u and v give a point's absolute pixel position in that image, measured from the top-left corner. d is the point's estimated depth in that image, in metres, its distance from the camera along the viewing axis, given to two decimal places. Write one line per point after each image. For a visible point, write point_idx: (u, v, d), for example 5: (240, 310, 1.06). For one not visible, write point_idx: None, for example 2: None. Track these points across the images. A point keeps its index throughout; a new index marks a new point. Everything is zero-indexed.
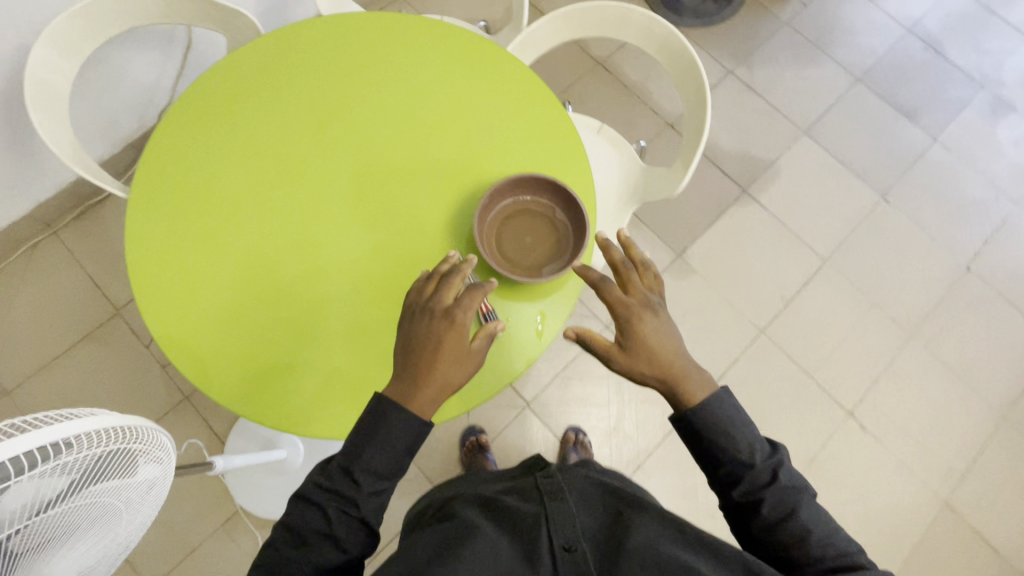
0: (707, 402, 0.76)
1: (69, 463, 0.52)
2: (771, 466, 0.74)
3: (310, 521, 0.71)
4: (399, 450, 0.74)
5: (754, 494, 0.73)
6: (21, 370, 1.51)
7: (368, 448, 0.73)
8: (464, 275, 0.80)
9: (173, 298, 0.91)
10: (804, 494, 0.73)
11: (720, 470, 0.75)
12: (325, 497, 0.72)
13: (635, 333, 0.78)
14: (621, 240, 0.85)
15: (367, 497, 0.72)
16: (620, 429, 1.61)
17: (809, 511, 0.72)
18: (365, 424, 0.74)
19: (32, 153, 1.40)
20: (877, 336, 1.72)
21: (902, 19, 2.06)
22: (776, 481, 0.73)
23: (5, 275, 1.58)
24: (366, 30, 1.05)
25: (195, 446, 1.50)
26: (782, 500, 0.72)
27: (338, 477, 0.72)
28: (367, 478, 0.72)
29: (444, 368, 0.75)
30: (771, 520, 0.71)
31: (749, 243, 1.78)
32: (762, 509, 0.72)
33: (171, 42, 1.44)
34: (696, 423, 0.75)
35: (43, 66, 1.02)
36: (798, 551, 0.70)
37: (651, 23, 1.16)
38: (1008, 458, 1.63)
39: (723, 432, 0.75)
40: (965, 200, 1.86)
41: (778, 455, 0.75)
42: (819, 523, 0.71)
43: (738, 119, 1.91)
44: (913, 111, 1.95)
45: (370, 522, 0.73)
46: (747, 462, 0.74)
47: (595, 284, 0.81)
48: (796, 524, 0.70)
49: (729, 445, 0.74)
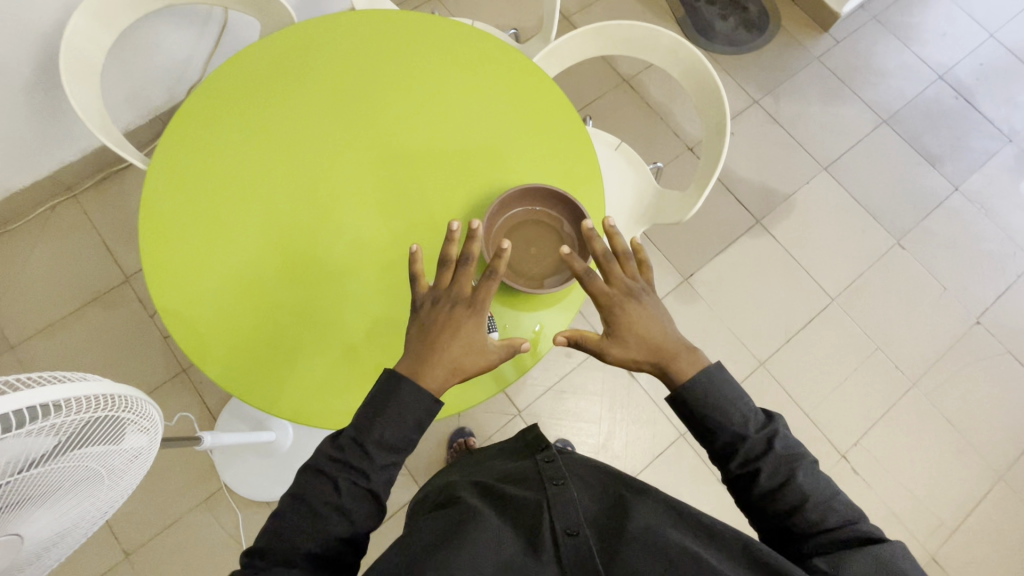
0: (698, 378, 0.75)
1: (56, 426, 0.53)
2: (766, 435, 0.73)
3: (320, 492, 0.70)
4: (412, 425, 0.73)
5: (751, 464, 0.72)
6: (26, 327, 1.54)
7: (381, 422, 0.71)
8: (475, 257, 0.80)
9: (185, 273, 0.93)
10: (801, 461, 0.72)
11: (716, 445, 0.75)
12: (336, 468, 0.70)
13: (620, 323, 0.79)
14: (606, 228, 0.84)
15: (378, 469, 0.71)
16: (609, 447, 1.60)
17: (806, 475, 0.71)
18: (378, 398, 0.73)
19: (60, 116, 1.44)
20: (879, 380, 1.70)
21: (934, 65, 2.04)
22: (772, 450, 0.72)
23: (21, 232, 1.61)
24: (395, 26, 1.06)
25: (186, 419, 1.52)
26: (778, 467, 0.72)
27: (350, 448, 0.71)
28: (378, 451, 0.71)
29: (458, 351, 0.76)
30: (770, 488, 0.71)
31: (757, 273, 1.77)
32: (760, 479, 0.71)
33: (206, 22, 1.47)
34: (688, 399, 0.75)
35: (79, 35, 1.05)
36: (798, 517, 0.69)
37: (678, 47, 1.16)
38: (1001, 517, 1.60)
39: (717, 407, 0.74)
40: (981, 252, 1.84)
41: (774, 424, 0.75)
42: (817, 487, 0.71)
43: (758, 149, 1.90)
44: (936, 158, 1.94)
45: (379, 495, 0.72)
46: (742, 433, 0.73)
47: (580, 276, 0.82)
48: (794, 491, 0.70)
49: (723, 420, 0.74)
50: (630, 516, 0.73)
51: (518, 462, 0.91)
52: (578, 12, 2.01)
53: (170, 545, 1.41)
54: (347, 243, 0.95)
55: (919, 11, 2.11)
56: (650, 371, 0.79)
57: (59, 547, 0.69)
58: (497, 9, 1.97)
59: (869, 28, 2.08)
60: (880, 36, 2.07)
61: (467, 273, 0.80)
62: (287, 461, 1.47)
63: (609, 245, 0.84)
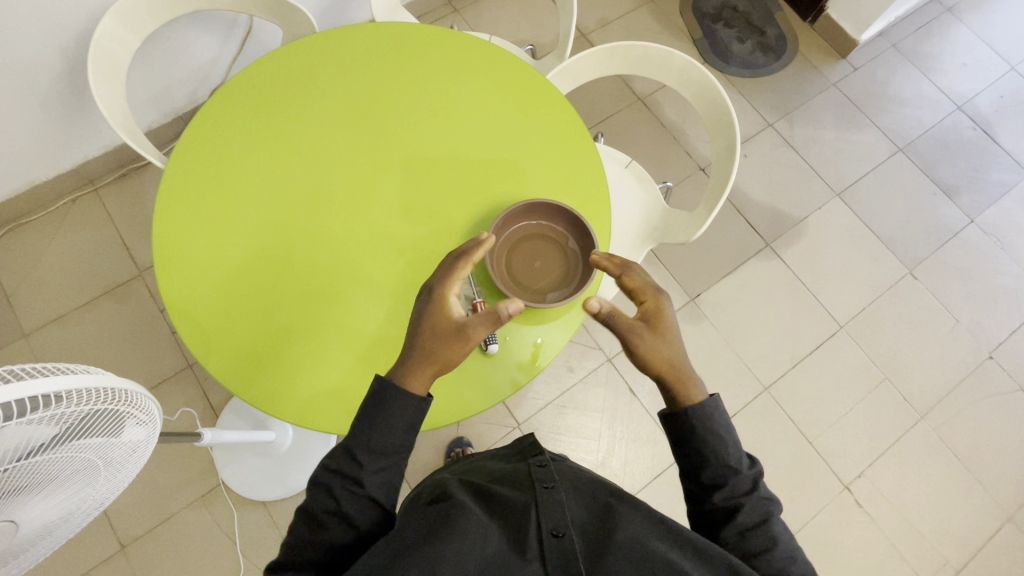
0: (698, 406, 0.76)
1: (60, 414, 0.54)
2: (753, 476, 0.75)
3: (320, 501, 0.71)
4: (406, 429, 0.73)
5: (733, 500, 0.73)
6: (41, 316, 1.57)
7: (369, 429, 0.72)
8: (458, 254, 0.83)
9: (191, 266, 0.95)
10: (776, 507, 0.74)
11: (702, 475, 0.75)
12: (332, 477, 0.72)
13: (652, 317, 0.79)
14: None
15: (371, 474, 0.71)
16: (607, 465, 1.59)
17: (778, 523, 0.73)
18: (366, 407, 0.73)
19: (87, 112, 1.48)
20: (886, 412, 1.67)
21: (953, 95, 2.03)
22: (755, 491, 0.74)
23: (42, 221, 1.65)
24: (411, 41, 1.08)
25: (189, 414, 1.54)
26: (757, 508, 0.73)
27: (344, 458, 0.72)
28: (368, 456, 0.71)
29: (428, 339, 0.76)
30: (745, 526, 0.72)
31: (764, 297, 1.76)
32: (739, 515, 0.72)
33: (232, 27, 1.51)
34: (681, 423, 0.76)
35: (108, 36, 1.08)
36: (765, 559, 0.70)
37: (690, 69, 1.17)
38: (1009, 562, 1.55)
39: (717, 436, 0.75)
40: (996, 286, 1.81)
41: (758, 468, 0.76)
42: (786, 537, 0.73)
43: (771, 173, 1.90)
44: (953, 190, 1.92)
45: (377, 498, 0.72)
46: (734, 466, 0.74)
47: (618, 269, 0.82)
48: (767, 533, 0.72)
49: (718, 448, 0.74)
50: (618, 524, 0.71)
51: (510, 466, 0.90)
52: (596, 30, 2.04)
53: (165, 539, 1.42)
54: (352, 248, 0.96)
55: (940, 40, 2.10)
56: (669, 371, 0.77)
57: (51, 536, 0.70)
58: (515, 24, 2.00)
59: (888, 56, 2.07)
60: (898, 65, 2.06)
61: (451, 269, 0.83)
62: (286, 461, 1.48)
63: None
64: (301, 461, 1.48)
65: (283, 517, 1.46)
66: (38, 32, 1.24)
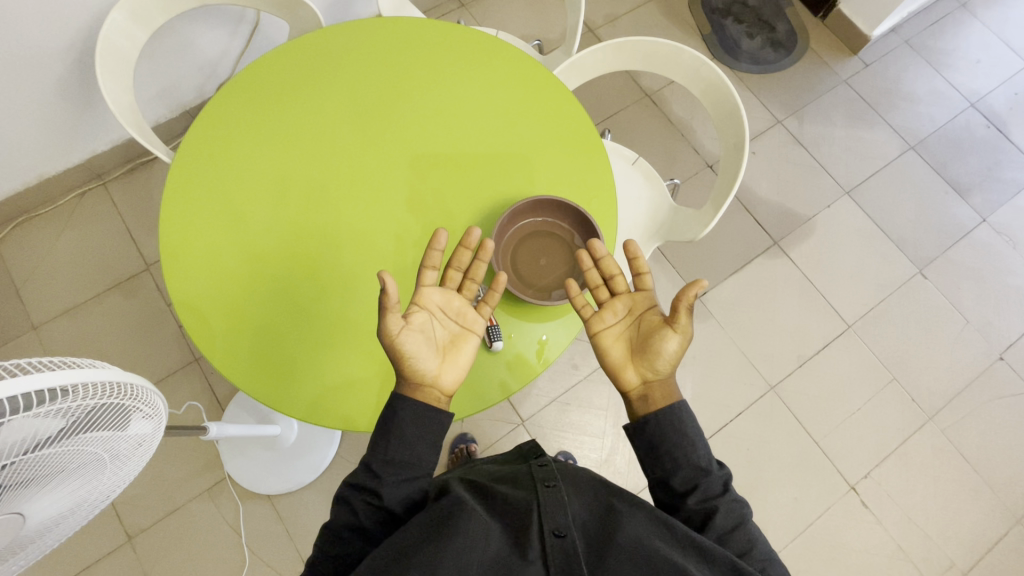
0: (665, 409, 0.78)
1: (67, 408, 0.54)
2: (722, 478, 0.76)
3: (340, 517, 0.73)
4: (426, 443, 0.76)
5: (708, 502, 0.74)
6: (50, 308, 1.59)
7: (388, 443, 0.74)
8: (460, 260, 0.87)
9: (200, 264, 0.95)
10: (746, 510, 0.75)
11: (672, 481, 0.75)
12: (352, 492, 0.74)
13: (648, 319, 0.85)
14: (581, 261, 0.90)
15: (389, 484, 0.72)
16: (611, 463, 1.59)
17: (752, 525, 0.74)
18: (384, 423, 0.76)
19: (96, 107, 1.49)
20: (893, 413, 1.65)
21: (966, 92, 2.00)
22: (727, 493, 0.75)
23: (51, 214, 1.66)
24: (414, 35, 1.08)
25: (195, 408, 1.55)
26: (731, 512, 0.73)
27: (362, 472, 0.74)
28: (386, 469, 0.73)
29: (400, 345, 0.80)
30: (723, 530, 0.72)
31: (772, 296, 1.75)
32: (716, 518, 0.72)
33: (239, 22, 1.51)
34: (648, 431, 0.77)
35: (116, 31, 1.08)
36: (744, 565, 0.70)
37: (699, 65, 1.16)
38: (1016, 563, 1.54)
39: (685, 437, 0.76)
40: (1007, 286, 1.78)
41: (727, 470, 0.78)
42: (761, 539, 0.74)
43: (780, 170, 1.88)
44: (966, 188, 1.89)
45: (393, 509, 0.73)
46: (705, 468, 0.75)
47: (637, 266, 0.88)
48: (743, 538, 0.72)
49: (689, 452, 0.76)
50: (619, 524, 0.70)
51: (511, 466, 0.87)
52: (604, 26, 2.02)
53: (171, 530, 1.44)
54: (359, 243, 0.96)
55: (953, 36, 2.07)
56: (670, 370, 0.81)
57: (57, 528, 0.71)
58: (522, 19, 1.99)
59: (900, 52, 2.04)
60: (911, 61, 2.03)
61: (452, 276, 0.87)
62: (291, 456, 1.49)
63: (600, 268, 0.89)
64: (305, 456, 1.49)
65: (288, 511, 1.47)
66: (46, 27, 1.24)
